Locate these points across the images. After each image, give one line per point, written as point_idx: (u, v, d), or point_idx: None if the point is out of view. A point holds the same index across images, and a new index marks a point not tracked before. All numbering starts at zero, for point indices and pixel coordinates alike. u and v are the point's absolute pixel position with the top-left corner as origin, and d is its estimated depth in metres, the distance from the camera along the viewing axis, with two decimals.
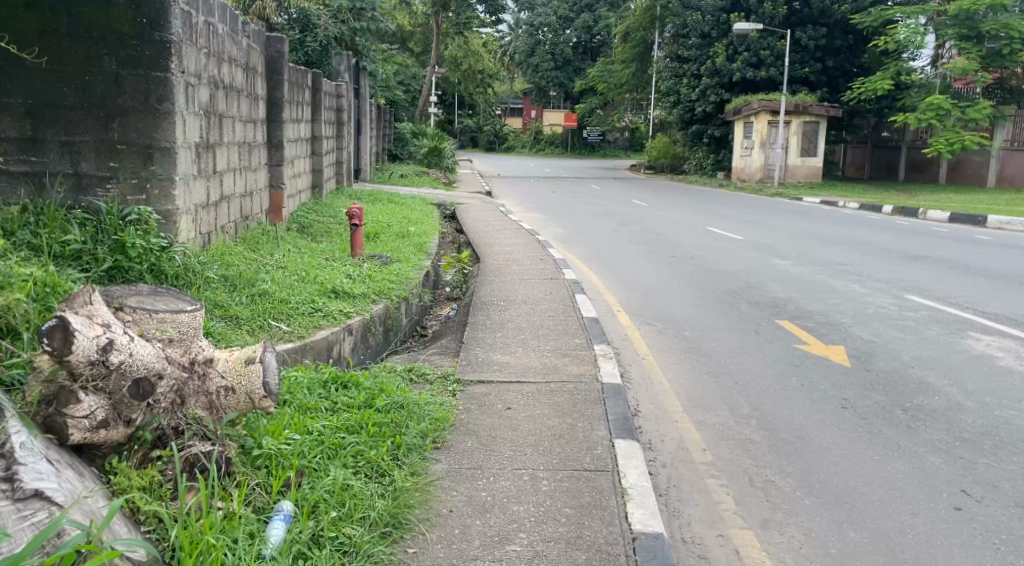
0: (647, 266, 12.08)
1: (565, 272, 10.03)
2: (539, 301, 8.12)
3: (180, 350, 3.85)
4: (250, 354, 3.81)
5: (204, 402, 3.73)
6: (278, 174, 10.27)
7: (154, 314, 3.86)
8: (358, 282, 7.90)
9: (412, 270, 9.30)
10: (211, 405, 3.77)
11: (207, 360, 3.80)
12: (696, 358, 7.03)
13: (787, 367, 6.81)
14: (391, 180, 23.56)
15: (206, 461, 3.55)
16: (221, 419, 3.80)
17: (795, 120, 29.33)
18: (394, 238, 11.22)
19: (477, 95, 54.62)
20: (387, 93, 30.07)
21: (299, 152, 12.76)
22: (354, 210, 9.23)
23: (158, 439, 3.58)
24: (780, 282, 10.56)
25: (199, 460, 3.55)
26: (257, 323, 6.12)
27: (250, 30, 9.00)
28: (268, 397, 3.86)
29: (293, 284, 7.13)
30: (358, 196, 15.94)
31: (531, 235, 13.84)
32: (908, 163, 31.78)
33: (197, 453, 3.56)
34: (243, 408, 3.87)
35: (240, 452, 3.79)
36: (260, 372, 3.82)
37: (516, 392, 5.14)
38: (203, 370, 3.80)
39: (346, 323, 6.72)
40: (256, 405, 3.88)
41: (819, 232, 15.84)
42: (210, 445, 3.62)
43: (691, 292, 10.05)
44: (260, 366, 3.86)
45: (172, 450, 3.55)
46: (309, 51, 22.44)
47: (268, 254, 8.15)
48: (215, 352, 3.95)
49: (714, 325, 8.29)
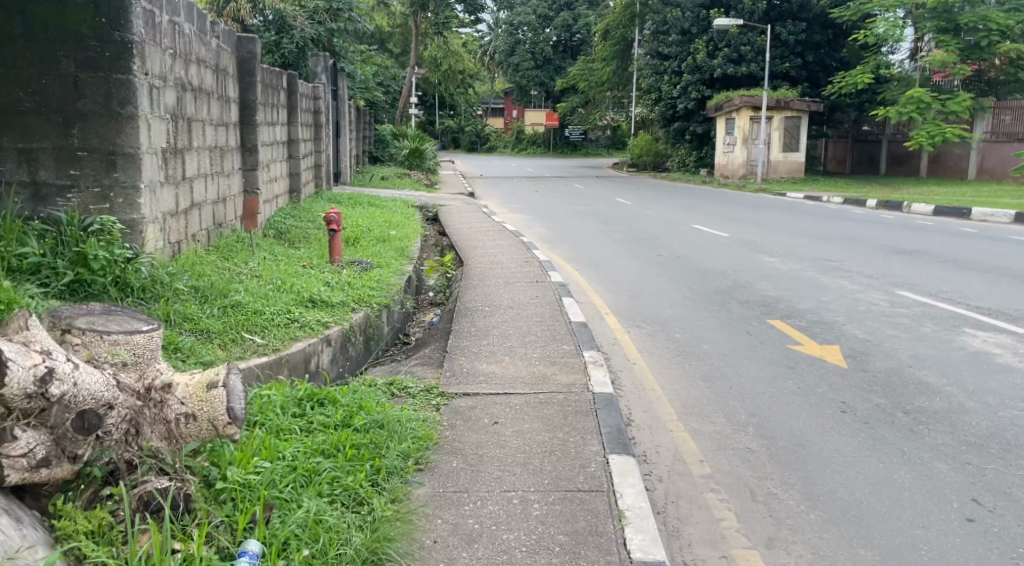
0: (633, 266, 11.84)
1: (551, 274, 9.78)
2: (525, 306, 7.85)
3: (134, 375, 3.58)
4: (211, 378, 3.51)
5: (160, 432, 3.49)
6: (253, 178, 10.04)
7: (105, 336, 3.63)
8: (336, 291, 7.63)
9: (393, 275, 9.03)
10: (169, 435, 3.52)
11: (164, 385, 3.54)
12: (688, 362, 6.76)
13: (782, 369, 6.54)
14: (372, 183, 23.24)
15: (162, 499, 3.31)
16: (181, 449, 3.55)
17: (776, 116, 29.21)
18: (375, 242, 10.94)
19: (457, 95, 54.34)
20: (367, 94, 29.75)
21: (276, 155, 12.47)
22: (331, 214, 8.93)
23: (110, 476, 3.31)
24: (769, 280, 10.33)
25: (154, 498, 3.31)
26: (229, 336, 5.86)
27: (220, 30, 8.74)
28: (233, 423, 3.53)
29: (267, 295, 6.86)
30: (336, 200, 15.61)
31: (516, 236, 13.58)
32: (888, 157, 31.81)
33: (153, 490, 3.32)
34: (204, 437, 3.58)
35: (203, 484, 3.51)
36: (224, 397, 3.51)
37: (503, 405, 4.88)
38: (160, 397, 3.55)
39: (324, 334, 6.46)
40: (222, 433, 3.57)
41: (805, 227, 15.63)
42: (167, 481, 3.37)
43: (679, 292, 9.81)
44: (225, 390, 3.55)
45: (124, 488, 3.29)
46: (285, 53, 22.09)
47: (242, 262, 7.89)
48: (175, 376, 3.65)
49: (704, 326, 8.01)
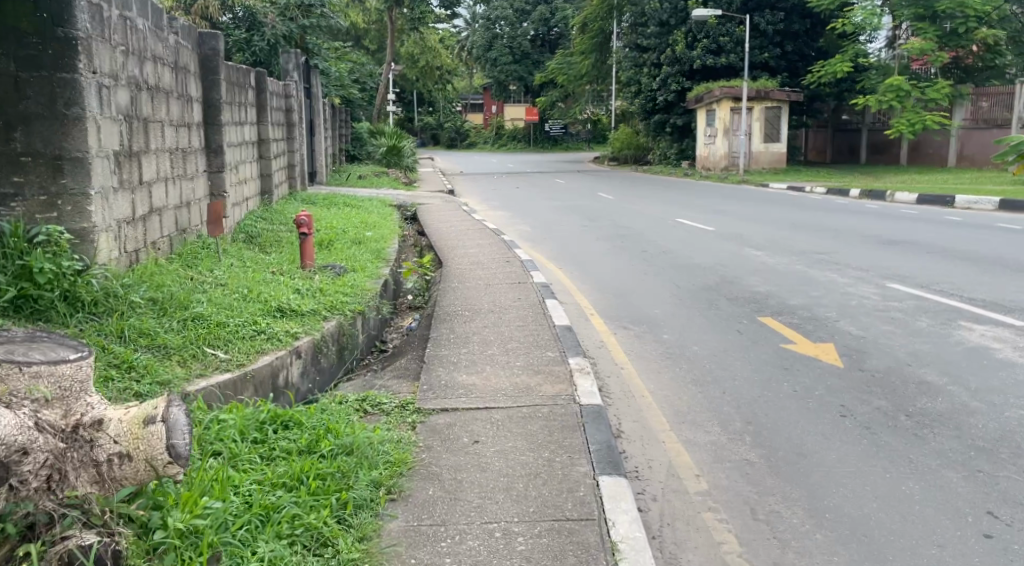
0: (617, 263, 11.53)
1: (533, 274, 9.44)
2: (506, 309, 7.51)
3: (60, 412, 3.14)
4: (147, 415, 3.20)
5: (90, 477, 3.14)
6: (219, 180, 9.96)
7: (26, 368, 3.11)
8: (308, 298, 7.32)
9: (368, 279, 8.69)
10: (100, 478, 3.18)
11: (95, 423, 3.19)
12: (678, 366, 6.41)
13: (777, 370, 6.18)
14: (350, 182, 22.82)
15: (84, 559, 2.94)
16: (113, 495, 3.20)
17: (757, 106, 28.97)
18: (350, 245, 10.59)
19: (436, 91, 53.90)
20: (343, 92, 29.31)
21: (245, 157, 12.17)
22: (302, 217, 8.58)
23: (27, 531, 2.97)
24: (757, 275, 9.99)
25: (75, 558, 2.95)
26: (189, 352, 5.62)
27: (177, 27, 8.67)
28: (176, 462, 3.23)
29: (232, 306, 6.56)
30: (311, 201, 15.21)
31: (496, 235, 13.23)
32: (868, 146, 31.65)
33: (75, 547, 2.96)
34: (141, 478, 3.24)
35: (139, 535, 3.17)
36: (162, 434, 3.21)
37: (484, 422, 4.54)
38: (90, 436, 3.19)
39: (292, 346, 6.20)
40: (162, 473, 3.25)
41: (790, 219, 15.32)
42: (94, 535, 3.01)
43: (665, 290, 9.47)
44: (163, 427, 3.24)
45: (42, 545, 2.94)
46: (256, 50, 21.62)
47: (206, 272, 7.65)
48: (110, 410, 3.30)
49: (693, 326, 7.65)
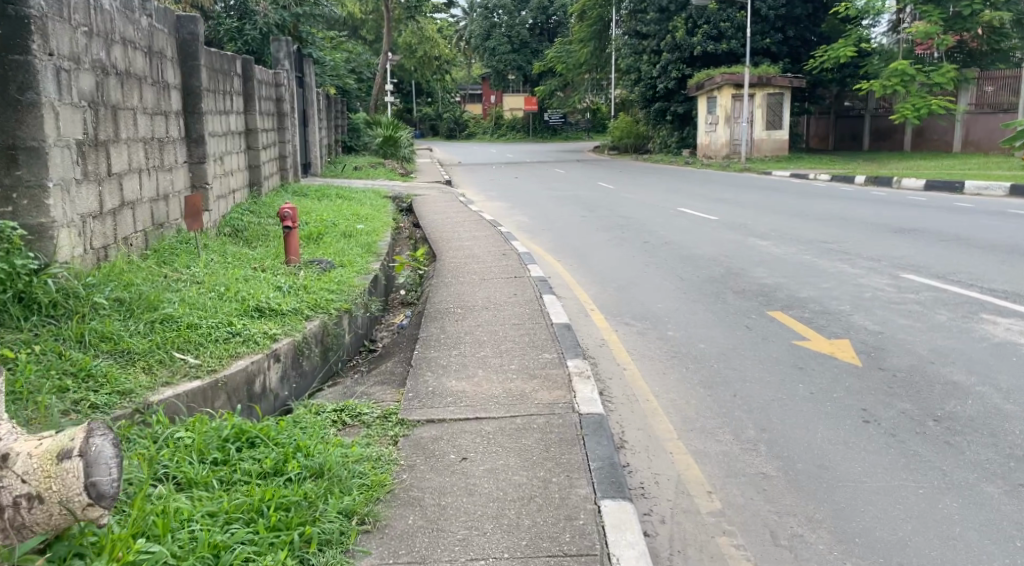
0: (618, 255, 11.09)
1: (531, 268, 9.00)
2: (502, 306, 7.06)
3: None
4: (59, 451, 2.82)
5: None
6: (202, 171, 9.56)
7: None
8: (290, 296, 6.88)
9: (356, 274, 8.25)
10: (12, 524, 2.86)
11: None
12: (685, 366, 5.95)
13: (791, 370, 5.73)
14: (345, 173, 22.35)
15: None
16: (28, 540, 2.88)
17: (758, 93, 28.39)
18: (339, 239, 10.15)
19: (435, 82, 53.46)
20: (338, 82, 28.84)
21: (230, 147, 11.73)
22: (286, 210, 8.11)
23: None
24: (764, 267, 9.51)
25: None
26: (155, 357, 5.17)
27: (153, 9, 8.29)
28: (97, 504, 2.88)
29: (208, 307, 6.14)
30: (302, 193, 14.75)
31: (493, 226, 12.78)
32: (871, 132, 31.20)
33: None
34: (57, 523, 2.89)
35: None
36: (79, 472, 2.84)
37: (474, 435, 4.10)
38: None
39: (270, 348, 5.77)
40: (84, 515, 2.90)
41: (796, 207, 14.85)
42: None
43: (669, 283, 9.01)
44: (81, 462, 2.88)
45: None
46: (249, 40, 21.16)
47: (181, 269, 7.23)
48: (24, 442, 2.95)
49: (699, 322, 7.20)
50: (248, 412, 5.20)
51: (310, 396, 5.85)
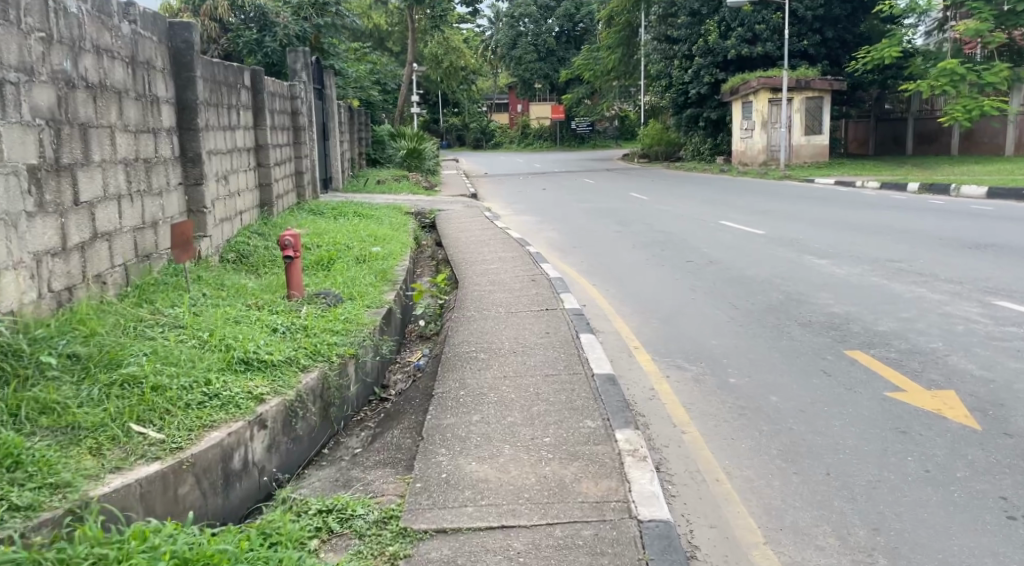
0: (658, 277, 10.05)
1: (564, 296, 7.99)
2: (533, 350, 6.02)
3: None
4: None
5: None
6: (199, 194, 8.58)
7: None
8: (285, 342, 5.89)
9: (364, 309, 7.27)
10: None
11: None
12: (757, 427, 4.93)
13: (892, 434, 4.69)
14: (366, 188, 21.42)
15: None
16: None
17: (797, 96, 27.09)
18: (351, 265, 9.19)
19: (460, 93, 52.48)
20: (361, 95, 27.97)
21: (236, 165, 10.81)
22: (286, 238, 7.12)
23: None
24: (829, 292, 8.45)
25: None
26: (107, 435, 4.19)
27: (137, 15, 7.35)
28: None
29: (185, 361, 5.14)
30: (317, 212, 13.84)
31: (520, 245, 11.78)
32: (915, 136, 29.87)
33: None
34: None
35: None
36: None
37: (499, 559, 3.20)
38: None
39: (255, 414, 4.77)
40: None
41: (850, 219, 13.74)
42: None
43: (722, 312, 7.98)
44: None
45: None
46: (268, 52, 20.24)
47: (161, 311, 6.27)
48: None
49: (766, 366, 6.17)
50: (202, 510, 4.22)
51: (296, 478, 4.84)
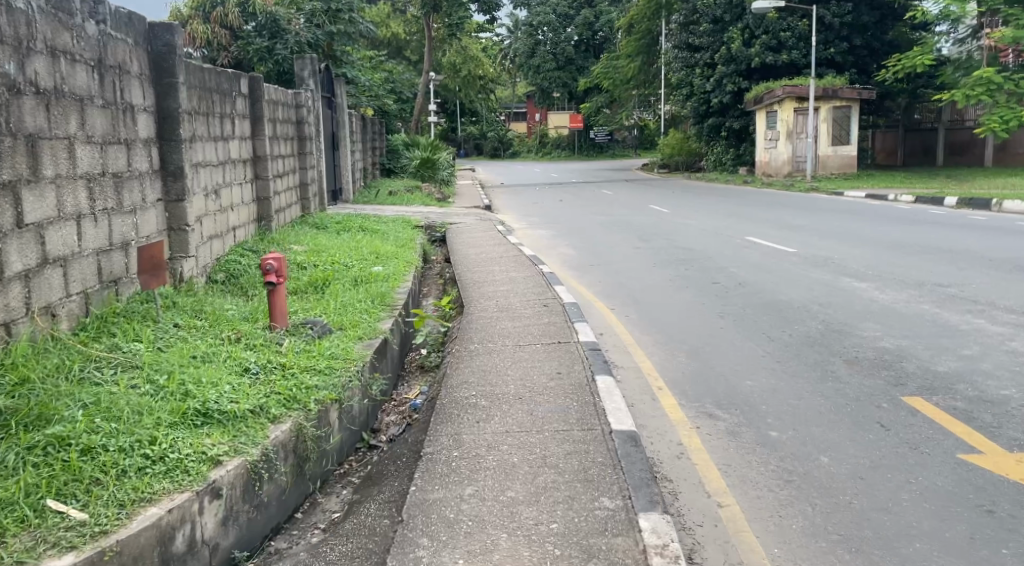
0: (683, 301, 9.24)
1: (579, 326, 7.24)
2: (542, 396, 5.22)
3: None
4: None
5: None
6: (181, 210, 7.58)
7: None
8: (256, 387, 5.10)
9: (354, 342, 6.47)
10: None
11: None
12: (809, 500, 4.20)
13: (976, 515, 3.95)
14: (377, 199, 20.68)
15: None
16: None
17: (824, 106, 26.23)
18: (348, 288, 8.44)
19: (478, 102, 51.72)
20: (375, 103, 27.28)
21: (235, 177, 10.05)
22: (269, 262, 6.36)
23: None
24: (877, 324, 7.73)
25: None
26: (13, 517, 3.52)
27: (105, 13, 6.42)
28: None
29: (129, 414, 4.37)
30: (321, 225, 13.14)
31: (534, 263, 11.05)
32: (946, 146, 29.18)
33: None
34: None
35: None
36: None
37: None
38: None
39: (206, 481, 4.00)
40: None
41: (888, 235, 12.97)
42: None
43: (755, 345, 7.24)
44: None
45: None
46: (279, 59, 19.56)
47: (121, 345, 5.51)
48: None
49: (811, 416, 5.42)
50: None
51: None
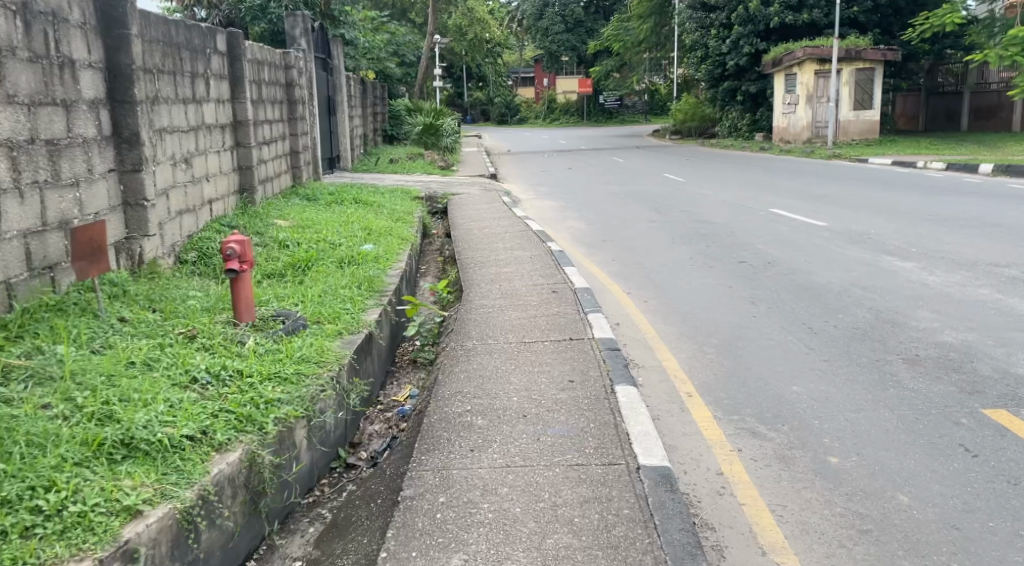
0: (706, 283, 8.31)
1: (596, 317, 6.33)
2: (552, 415, 4.30)
3: None
4: None
5: None
6: (138, 182, 6.60)
7: None
8: (202, 403, 4.13)
9: (332, 340, 5.53)
10: None
11: None
12: (892, 561, 3.44)
13: None
14: (378, 167, 19.69)
15: None
16: None
17: (846, 69, 25.08)
18: (333, 269, 7.51)
19: (485, 66, 50.37)
20: (376, 66, 26.14)
21: (213, 145, 9.04)
22: (230, 246, 5.37)
23: None
24: (935, 314, 6.95)
25: None
26: None
27: None
28: None
29: (26, 450, 3.44)
30: (313, 196, 12.19)
31: (543, 239, 10.13)
32: (972, 111, 28.16)
33: None
34: None
35: None
36: None
37: None
38: None
39: (116, 543, 3.10)
40: None
41: (926, 208, 12.12)
42: None
43: (797, 339, 6.41)
44: None
45: None
46: (273, 18, 18.31)
47: (43, 347, 4.55)
48: None
49: (877, 432, 4.60)
50: None
51: None
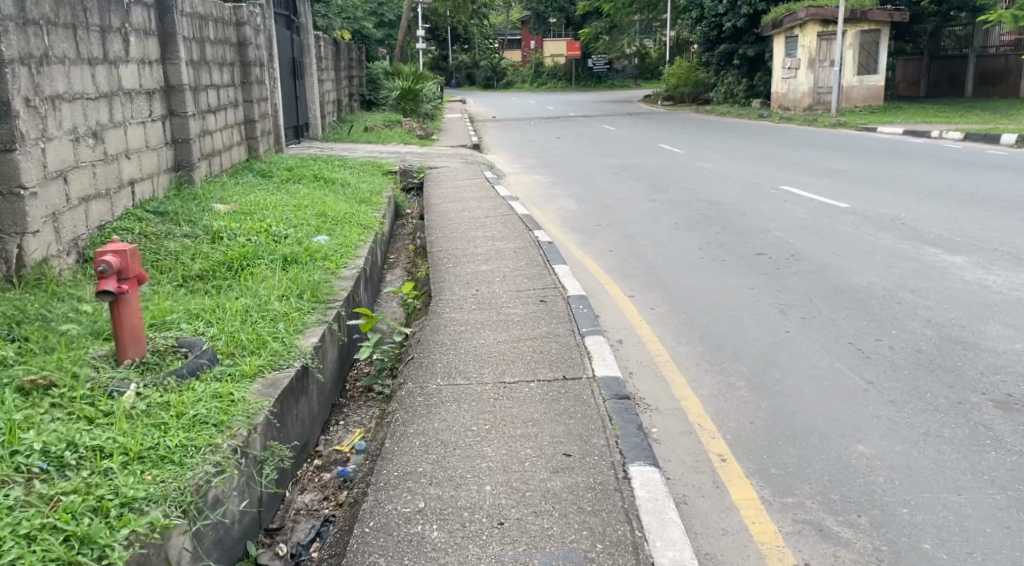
0: (724, 284, 6.94)
1: (597, 340, 4.96)
2: (537, 530, 2.97)
3: None
4: None
5: None
6: (11, 165, 5.23)
7: None
8: (15, 520, 2.79)
9: (251, 382, 4.15)
10: None
11: None
12: None
13: None
14: (351, 136, 18.16)
15: None
16: None
17: (851, 31, 23.61)
18: (272, 270, 6.09)
19: (470, 26, 48.52)
20: (352, 26, 24.49)
21: (134, 113, 7.53)
22: (105, 258, 3.97)
23: None
24: (1013, 328, 5.64)
25: None
26: None
27: None
28: None
29: None
30: (268, 173, 10.71)
31: (530, 226, 8.72)
32: (977, 75, 26.73)
33: None
34: None
35: None
36: None
37: None
38: None
39: None
40: None
41: (958, 186, 10.80)
42: None
43: (849, 367, 5.08)
44: None
45: None
46: None
47: None
48: None
49: (995, 533, 3.30)
50: None
51: None
